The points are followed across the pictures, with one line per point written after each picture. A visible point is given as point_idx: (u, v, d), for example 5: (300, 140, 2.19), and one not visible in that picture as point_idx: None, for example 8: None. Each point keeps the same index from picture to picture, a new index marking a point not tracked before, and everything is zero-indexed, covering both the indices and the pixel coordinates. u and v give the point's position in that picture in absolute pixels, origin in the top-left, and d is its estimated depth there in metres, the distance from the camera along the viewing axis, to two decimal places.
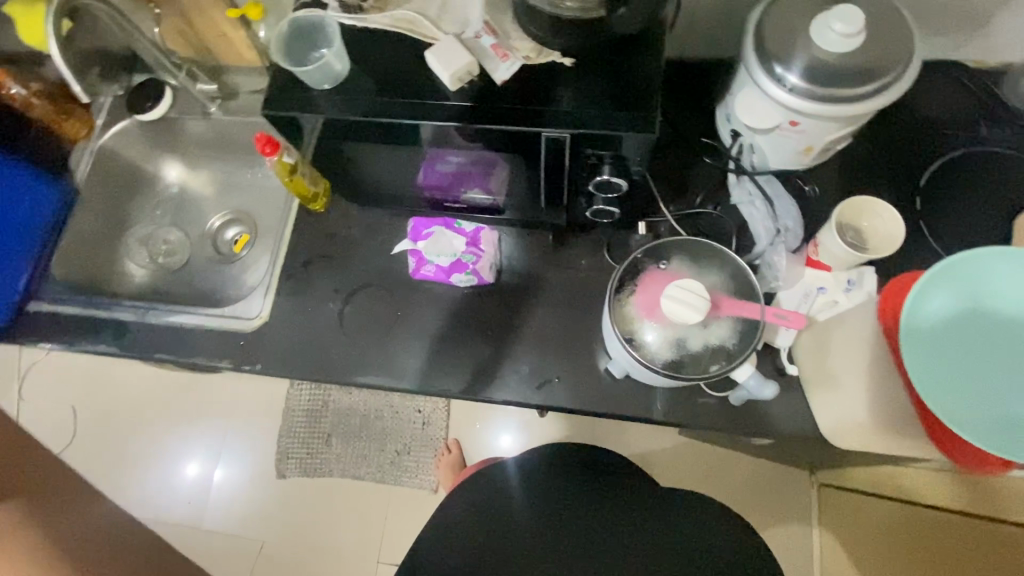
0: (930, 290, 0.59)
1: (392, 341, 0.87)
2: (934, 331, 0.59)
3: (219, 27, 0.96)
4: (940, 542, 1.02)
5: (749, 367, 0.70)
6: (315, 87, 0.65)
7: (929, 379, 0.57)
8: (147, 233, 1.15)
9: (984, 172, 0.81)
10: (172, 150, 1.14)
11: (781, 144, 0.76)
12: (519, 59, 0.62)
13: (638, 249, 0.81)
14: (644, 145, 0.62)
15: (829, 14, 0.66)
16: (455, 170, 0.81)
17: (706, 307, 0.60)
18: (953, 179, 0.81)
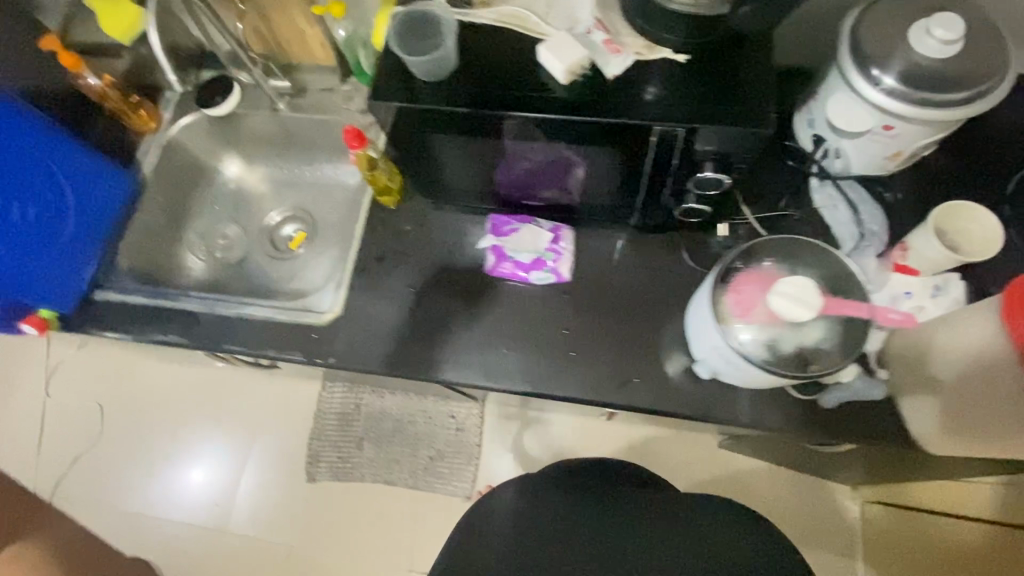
0: None
1: (468, 338, 0.87)
2: None
3: (297, 24, 0.98)
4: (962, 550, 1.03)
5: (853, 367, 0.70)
6: (425, 77, 0.66)
7: None
8: (206, 227, 1.15)
9: None
10: (236, 145, 1.15)
11: (869, 149, 0.76)
12: (632, 55, 0.63)
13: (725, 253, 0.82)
14: (754, 141, 0.62)
15: (929, 20, 0.67)
16: (533, 168, 0.82)
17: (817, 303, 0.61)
18: None
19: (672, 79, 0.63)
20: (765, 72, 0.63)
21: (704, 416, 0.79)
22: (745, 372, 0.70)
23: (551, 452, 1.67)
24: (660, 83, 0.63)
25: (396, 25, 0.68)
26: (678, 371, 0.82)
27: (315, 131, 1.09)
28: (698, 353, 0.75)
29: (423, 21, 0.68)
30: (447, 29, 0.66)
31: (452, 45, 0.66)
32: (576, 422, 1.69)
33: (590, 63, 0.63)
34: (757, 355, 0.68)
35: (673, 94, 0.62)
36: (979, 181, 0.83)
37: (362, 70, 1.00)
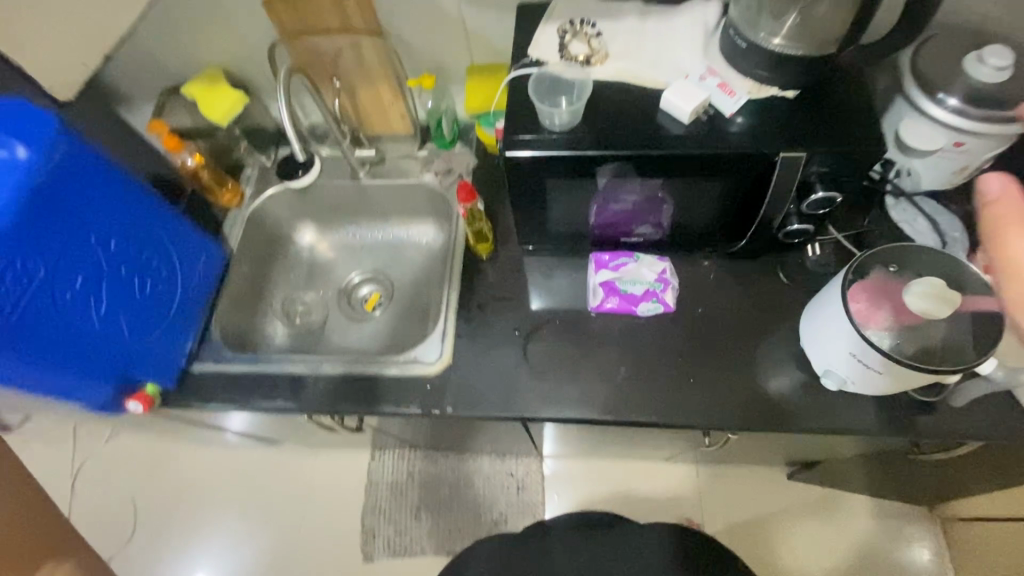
0: None
1: (583, 374, 0.88)
2: None
3: (381, 98, 1.05)
4: None
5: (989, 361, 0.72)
6: (557, 129, 0.73)
7: None
8: (286, 295, 1.17)
9: None
10: (312, 215, 1.20)
11: (940, 166, 0.83)
12: (745, 94, 0.71)
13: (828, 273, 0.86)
14: (861, 161, 0.70)
15: (981, 52, 0.76)
16: (629, 207, 0.86)
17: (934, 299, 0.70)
18: None
19: (781, 113, 0.71)
20: (863, 100, 0.71)
21: (831, 429, 0.81)
22: (875, 372, 0.73)
23: (619, 504, 1.59)
24: (773, 117, 0.71)
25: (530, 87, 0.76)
26: (797, 388, 0.84)
27: (394, 195, 1.14)
28: (821, 362, 0.80)
29: (553, 80, 0.77)
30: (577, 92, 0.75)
31: (585, 102, 0.74)
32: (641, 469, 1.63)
33: (708, 104, 0.71)
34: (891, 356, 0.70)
35: (787, 126, 0.70)
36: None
37: (443, 135, 1.09)
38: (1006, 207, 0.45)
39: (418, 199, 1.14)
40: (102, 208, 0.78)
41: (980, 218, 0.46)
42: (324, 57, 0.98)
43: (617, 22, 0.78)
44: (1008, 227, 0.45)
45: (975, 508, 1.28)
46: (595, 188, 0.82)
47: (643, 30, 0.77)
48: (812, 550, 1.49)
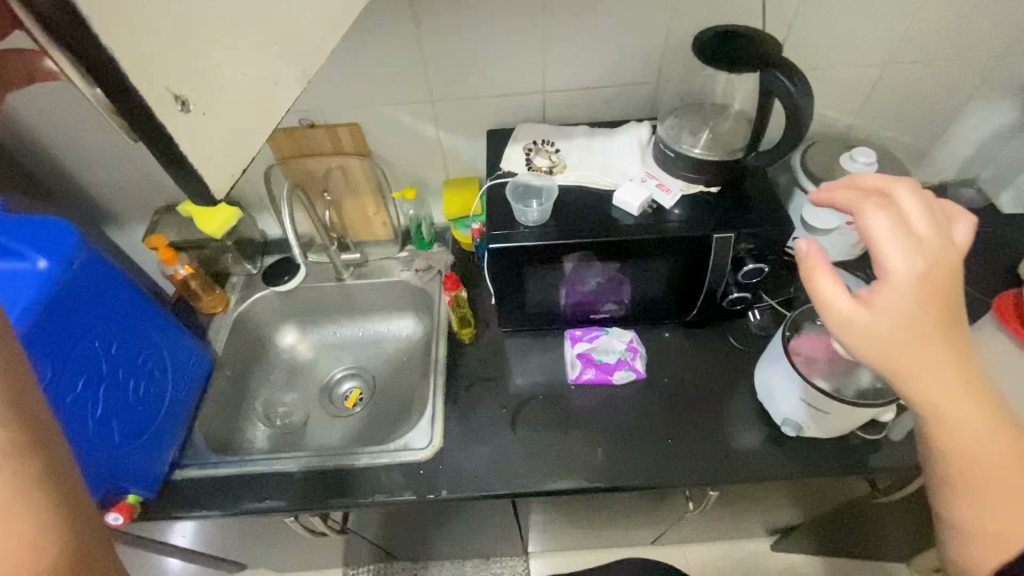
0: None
1: (571, 445, 0.94)
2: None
3: (364, 209, 1.18)
4: None
5: None
6: (529, 224, 0.87)
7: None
8: (268, 397, 1.18)
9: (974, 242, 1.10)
10: (294, 318, 1.25)
11: (840, 241, 1.02)
12: (679, 191, 0.88)
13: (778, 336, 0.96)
14: (778, 237, 0.85)
15: (852, 153, 0.98)
16: (593, 289, 0.98)
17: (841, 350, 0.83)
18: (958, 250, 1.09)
19: (709, 203, 0.88)
20: (770, 192, 0.89)
21: (797, 475, 0.89)
22: (823, 414, 0.84)
23: None
24: (703, 208, 0.87)
25: (508, 192, 0.91)
26: (760, 439, 0.93)
27: (375, 294, 1.22)
28: (778, 412, 0.90)
29: (523, 187, 0.92)
30: (545, 193, 0.90)
31: (551, 203, 0.88)
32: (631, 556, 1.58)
33: (651, 200, 0.87)
34: (829, 396, 0.81)
35: (715, 213, 0.86)
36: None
37: (422, 237, 1.21)
38: (813, 259, 0.48)
39: (399, 295, 1.22)
40: (108, 318, 0.82)
41: (800, 267, 0.49)
42: (315, 175, 1.12)
43: (570, 140, 0.96)
44: (817, 276, 0.48)
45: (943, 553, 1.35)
46: (561, 273, 0.94)
47: (591, 145, 0.95)
48: None
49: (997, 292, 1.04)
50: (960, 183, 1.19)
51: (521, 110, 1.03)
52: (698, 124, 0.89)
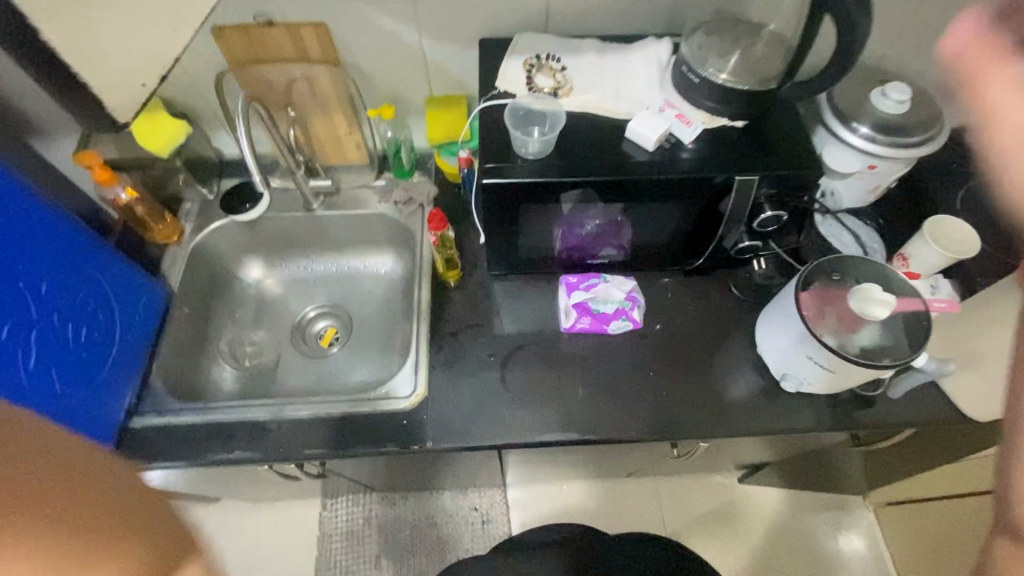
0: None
1: (562, 396, 0.89)
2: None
3: (335, 128, 1.03)
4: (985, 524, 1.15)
5: (924, 355, 0.80)
6: (532, 156, 0.75)
7: None
8: (234, 336, 1.09)
9: None
10: (258, 250, 1.13)
11: (858, 186, 0.95)
12: (700, 124, 0.77)
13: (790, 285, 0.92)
14: (802, 183, 0.77)
15: (884, 87, 0.89)
16: (592, 231, 0.90)
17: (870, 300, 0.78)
18: None
19: (732, 140, 0.78)
20: (799, 129, 0.79)
21: (791, 429, 0.87)
22: (829, 373, 0.80)
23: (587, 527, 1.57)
24: (726, 145, 0.77)
25: (506, 117, 0.78)
26: (756, 392, 0.90)
27: (349, 226, 1.11)
28: (780, 367, 0.86)
29: (523, 112, 0.79)
30: (549, 120, 0.78)
31: (557, 132, 0.77)
32: (607, 489, 1.62)
33: (669, 134, 0.77)
34: (839, 355, 0.77)
35: (737, 152, 0.77)
36: (949, 195, 1.02)
37: (401, 165, 1.09)
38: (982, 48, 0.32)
39: (375, 229, 1.11)
40: (29, 251, 0.71)
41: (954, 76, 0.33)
42: (276, 85, 0.95)
43: (577, 58, 0.83)
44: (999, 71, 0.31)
45: (907, 492, 1.40)
46: (559, 213, 0.85)
47: (601, 65, 0.82)
48: (771, 553, 1.56)
49: None
50: None
51: (520, 17, 0.88)
52: (727, 45, 0.77)
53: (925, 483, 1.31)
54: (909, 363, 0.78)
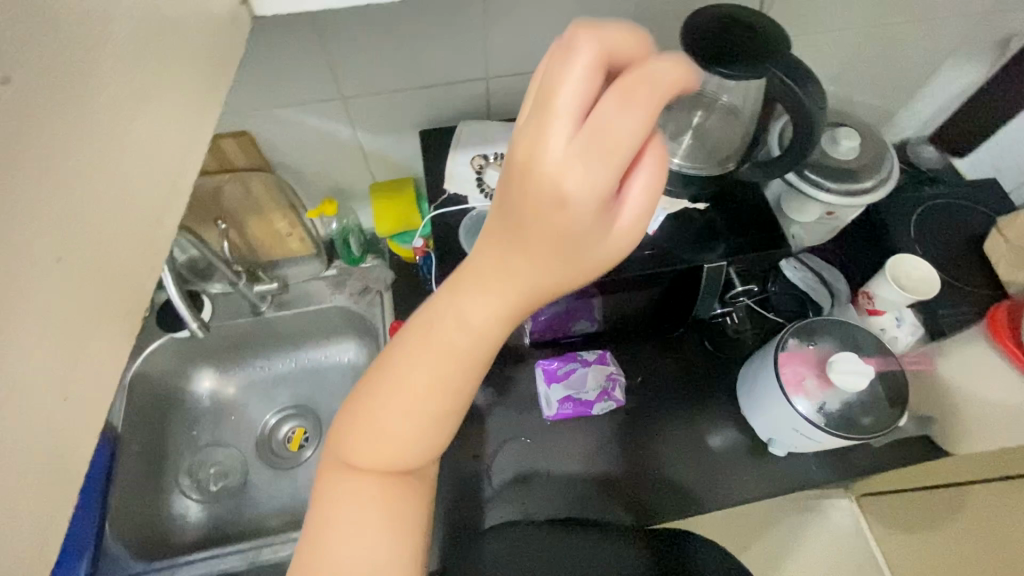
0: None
1: (554, 488, 0.86)
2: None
3: (274, 228, 0.96)
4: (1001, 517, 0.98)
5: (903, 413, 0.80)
6: None
7: None
8: (192, 461, 1.01)
9: (947, 213, 1.04)
10: (207, 360, 1.04)
11: (817, 229, 0.95)
12: (663, 211, 0.75)
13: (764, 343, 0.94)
14: (768, 257, 0.76)
15: (833, 133, 0.88)
16: (563, 313, 0.86)
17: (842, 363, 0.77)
18: (931, 224, 1.03)
19: (696, 221, 0.76)
20: (759, 199, 0.77)
21: (781, 490, 0.87)
22: (812, 440, 0.80)
23: None
24: (693, 227, 0.76)
25: (460, 226, 0.74)
26: (744, 454, 0.90)
27: (305, 323, 1.04)
28: (766, 432, 0.86)
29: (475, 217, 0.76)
30: None
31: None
32: None
33: None
34: (821, 424, 0.77)
35: (702, 235, 0.75)
36: (901, 222, 1.04)
37: (351, 253, 1.02)
38: None
39: (332, 321, 1.04)
40: None
41: None
42: (202, 197, 0.87)
43: None
44: None
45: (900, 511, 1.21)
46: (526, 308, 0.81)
47: None
48: None
49: (975, 272, 0.98)
50: (924, 143, 1.12)
51: (461, 100, 0.82)
52: (680, 125, 0.73)
53: (900, 477, 1.14)
54: (893, 423, 0.78)
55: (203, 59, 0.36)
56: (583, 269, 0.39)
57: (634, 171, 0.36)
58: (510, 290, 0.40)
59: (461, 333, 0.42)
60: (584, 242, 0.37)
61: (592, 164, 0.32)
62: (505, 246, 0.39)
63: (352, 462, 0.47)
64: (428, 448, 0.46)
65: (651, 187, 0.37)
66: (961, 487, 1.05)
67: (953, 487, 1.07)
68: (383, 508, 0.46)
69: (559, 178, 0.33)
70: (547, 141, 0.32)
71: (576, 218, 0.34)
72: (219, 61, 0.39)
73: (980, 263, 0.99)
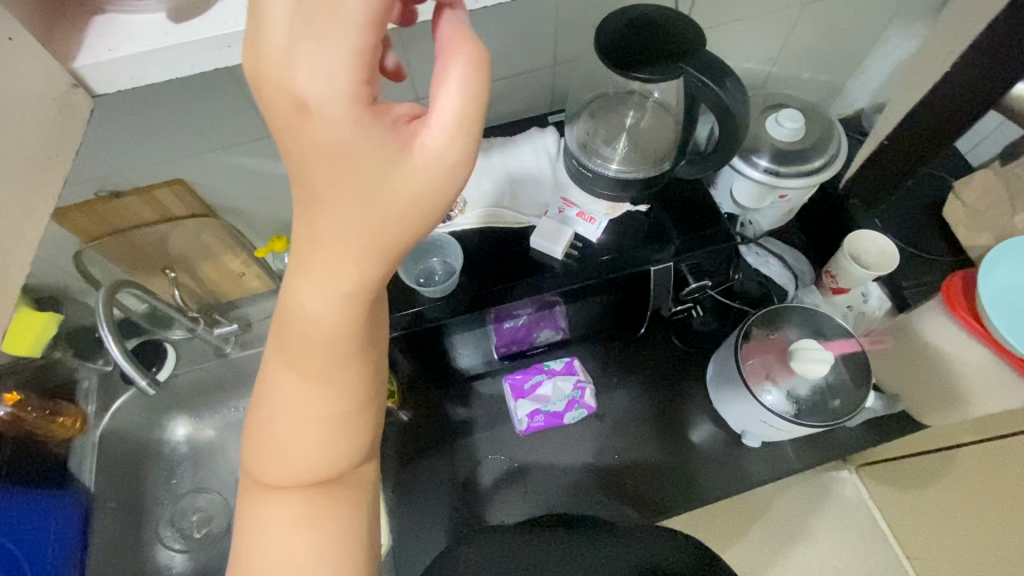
0: (995, 263, 0.72)
1: (540, 501, 0.87)
2: (1001, 285, 0.71)
3: (228, 269, 0.94)
4: (987, 479, 0.97)
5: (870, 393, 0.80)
6: (440, 294, 0.70)
7: (989, 299, 0.69)
8: (173, 510, 1.00)
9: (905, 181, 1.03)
10: (178, 407, 1.03)
11: (773, 212, 0.94)
12: (604, 216, 0.74)
13: (731, 334, 0.93)
14: (718, 252, 0.76)
15: (777, 115, 0.87)
16: (524, 327, 0.85)
17: (801, 355, 0.76)
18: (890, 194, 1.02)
19: (641, 223, 0.75)
20: (703, 194, 0.76)
21: (756, 477, 0.88)
22: (782, 429, 0.80)
23: None
24: (639, 229, 0.74)
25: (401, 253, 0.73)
26: (718, 446, 0.90)
27: None
28: (739, 424, 0.86)
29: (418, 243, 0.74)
30: (449, 243, 0.73)
31: (460, 261, 0.72)
32: None
33: (575, 236, 0.73)
34: (788, 414, 0.77)
35: (648, 236, 0.74)
36: None
37: None
38: None
39: None
40: None
41: None
42: (146, 247, 0.85)
43: None
44: None
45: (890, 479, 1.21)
46: (482, 328, 0.80)
47: (492, 165, 0.77)
48: None
49: (938, 239, 0.97)
50: (876, 110, 1.11)
51: None
52: (613, 125, 0.74)
53: (893, 444, 1.13)
54: (860, 406, 0.78)
55: (51, 133, 0.34)
56: (407, 217, 0.31)
57: (443, 70, 0.30)
58: (334, 260, 0.32)
59: (306, 325, 0.34)
60: (380, 170, 0.29)
61: (329, 63, 0.26)
62: (309, 220, 0.31)
63: (263, 479, 0.40)
64: (338, 462, 0.39)
65: (464, 87, 0.30)
66: (946, 452, 1.04)
67: (940, 451, 1.06)
68: (305, 528, 0.39)
69: (286, 84, 0.27)
70: (262, 41, 0.26)
71: (344, 133, 0.28)
72: (73, 132, 0.36)
73: (941, 229, 0.98)
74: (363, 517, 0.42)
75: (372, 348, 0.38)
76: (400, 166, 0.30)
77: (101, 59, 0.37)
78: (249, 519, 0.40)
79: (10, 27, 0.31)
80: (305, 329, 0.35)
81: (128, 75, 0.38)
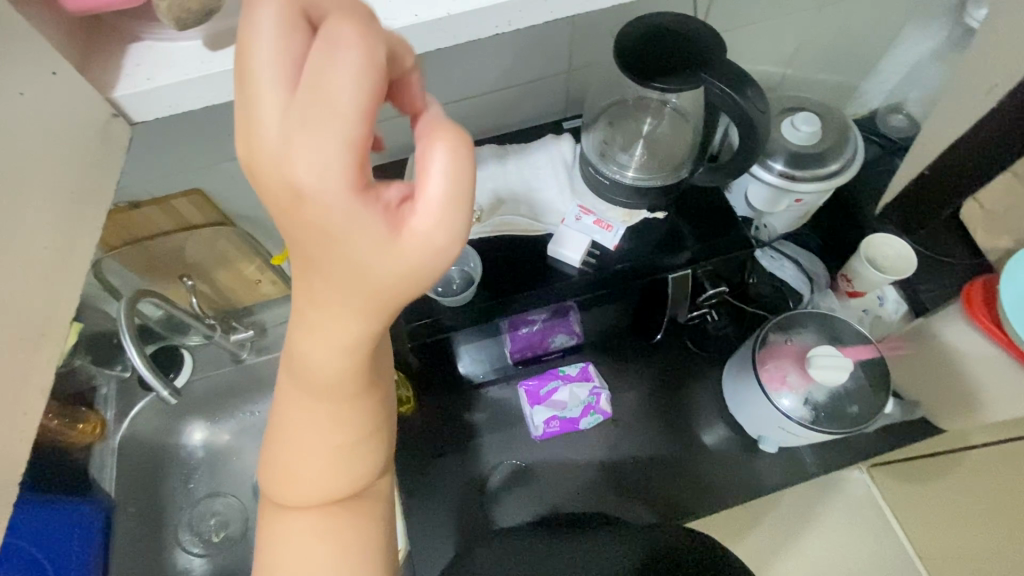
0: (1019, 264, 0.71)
1: (555, 504, 0.87)
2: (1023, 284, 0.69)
3: (244, 276, 0.95)
4: None
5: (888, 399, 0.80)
6: (457, 303, 0.71)
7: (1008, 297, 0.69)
8: (190, 514, 1.01)
9: None
10: (194, 413, 1.04)
11: (787, 216, 0.93)
12: (620, 223, 0.74)
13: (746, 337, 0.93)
14: (734, 257, 0.76)
15: (794, 120, 0.87)
16: (539, 332, 0.85)
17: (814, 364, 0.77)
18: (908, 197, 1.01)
19: (656, 229, 0.74)
20: (719, 199, 0.76)
21: (771, 481, 0.88)
22: (798, 435, 0.80)
23: None
24: (655, 235, 0.74)
25: None
26: (734, 451, 0.90)
27: None
28: (755, 429, 0.86)
29: None
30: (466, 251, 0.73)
31: (477, 269, 0.72)
32: None
33: (591, 244, 0.73)
34: (805, 419, 0.77)
35: (664, 242, 0.74)
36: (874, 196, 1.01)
37: None
38: None
39: None
40: None
41: None
42: (164, 256, 0.86)
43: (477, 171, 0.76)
44: None
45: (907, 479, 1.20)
46: (497, 334, 0.80)
47: (507, 173, 0.76)
48: None
49: (955, 242, 0.97)
50: (892, 111, 1.09)
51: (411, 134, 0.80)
52: (630, 133, 0.74)
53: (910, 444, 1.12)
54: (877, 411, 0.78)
55: (89, 163, 0.35)
56: (401, 295, 0.27)
57: (429, 148, 0.25)
58: (336, 321, 0.30)
59: (314, 373, 0.33)
60: (369, 257, 0.25)
61: (316, 146, 0.23)
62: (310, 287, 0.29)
63: (282, 500, 0.39)
64: (357, 481, 0.39)
65: (457, 166, 0.25)
66: None
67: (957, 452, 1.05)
68: (327, 545, 0.39)
69: (280, 171, 0.23)
70: (258, 131, 0.24)
71: (330, 218, 0.24)
72: (110, 160, 0.37)
73: (958, 231, 0.97)
74: (382, 532, 0.42)
75: (379, 389, 0.37)
76: (388, 252, 0.25)
77: (139, 89, 0.37)
78: (270, 533, 0.40)
79: (50, 63, 0.32)
80: (312, 374, 0.34)
81: (163, 103, 0.38)
